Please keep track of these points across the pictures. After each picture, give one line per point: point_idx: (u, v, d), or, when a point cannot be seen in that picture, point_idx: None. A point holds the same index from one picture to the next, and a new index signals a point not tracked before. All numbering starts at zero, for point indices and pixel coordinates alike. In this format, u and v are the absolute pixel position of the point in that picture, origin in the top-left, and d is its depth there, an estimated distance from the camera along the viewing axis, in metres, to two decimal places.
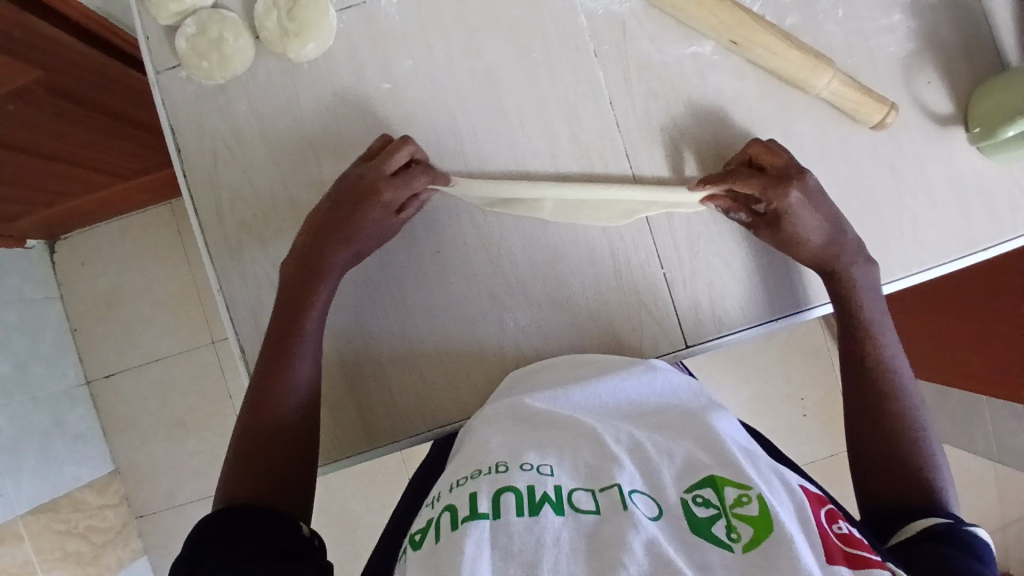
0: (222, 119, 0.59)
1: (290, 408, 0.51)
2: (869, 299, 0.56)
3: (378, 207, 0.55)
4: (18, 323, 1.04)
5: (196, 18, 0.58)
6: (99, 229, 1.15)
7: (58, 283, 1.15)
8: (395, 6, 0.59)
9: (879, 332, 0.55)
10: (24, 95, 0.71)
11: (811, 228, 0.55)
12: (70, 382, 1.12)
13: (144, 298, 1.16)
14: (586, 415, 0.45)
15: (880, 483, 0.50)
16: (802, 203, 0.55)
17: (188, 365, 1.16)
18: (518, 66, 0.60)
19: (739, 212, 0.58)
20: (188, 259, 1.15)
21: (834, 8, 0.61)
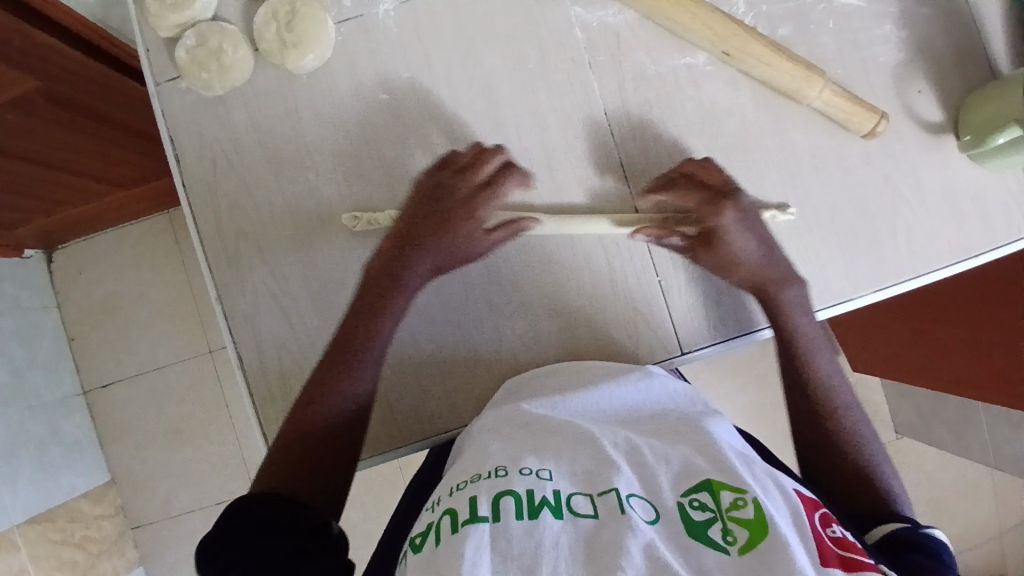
0: (220, 130, 0.60)
1: (345, 399, 0.51)
2: (807, 316, 0.57)
3: (473, 219, 0.57)
4: (14, 331, 1.04)
5: (196, 30, 0.58)
6: (95, 238, 1.15)
7: (55, 291, 1.15)
8: (394, 17, 0.60)
9: (815, 350, 0.56)
10: (20, 103, 0.71)
11: (742, 246, 0.58)
12: (67, 392, 1.12)
13: (141, 307, 1.16)
14: (579, 420, 0.45)
15: (834, 494, 0.51)
16: (734, 222, 0.58)
17: (183, 375, 1.16)
18: (515, 76, 0.60)
19: (671, 238, 0.59)
20: (184, 268, 1.15)
21: (826, 19, 0.62)
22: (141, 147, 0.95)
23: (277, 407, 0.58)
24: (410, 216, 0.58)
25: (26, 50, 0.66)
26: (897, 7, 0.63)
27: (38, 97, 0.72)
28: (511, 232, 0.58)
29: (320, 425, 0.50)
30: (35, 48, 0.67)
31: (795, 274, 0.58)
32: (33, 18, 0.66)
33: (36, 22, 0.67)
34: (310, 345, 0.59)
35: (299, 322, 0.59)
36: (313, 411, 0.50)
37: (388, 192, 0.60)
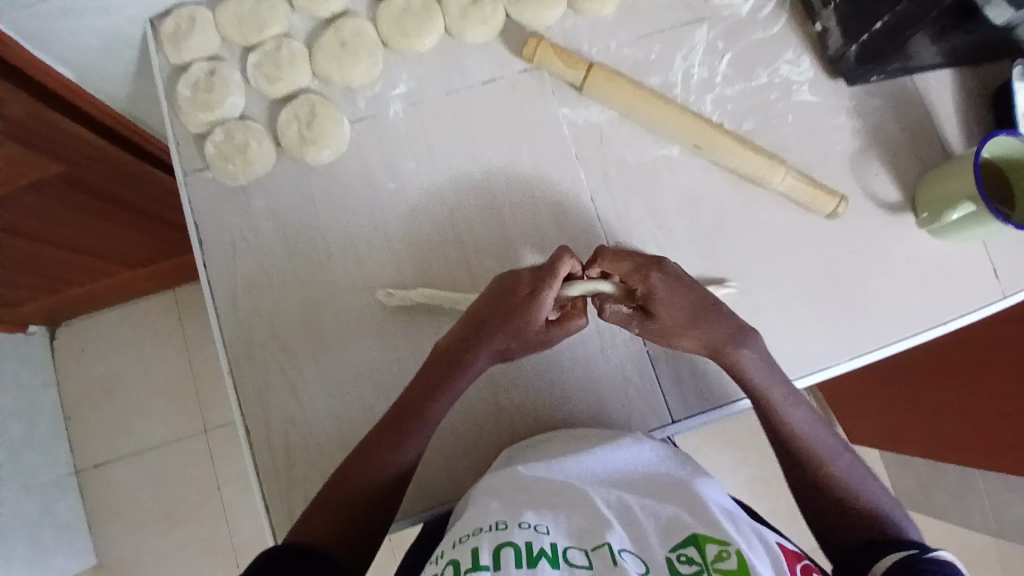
0: (240, 215, 0.65)
1: (387, 468, 0.53)
2: (766, 369, 0.57)
3: (535, 311, 0.56)
4: (14, 409, 1.05)
5: (224, 127, 0.65)
6: (99, 315, 1.20)
7: (56, 367, 1.18)
8: (402, 117, 0.67)
9: (789, 400, 0.57)
10: (42, 185, 0.76)
11: (676, 310, 0.57)
12: (61, 471, 1.12)
13: (140, 383, 1.19)
14: (573, 479, 0.47)
15: (832, 537, 0.52)
16: (660, 287, 0.57)
17: (179, 452, 1.17)
18: (509, 166, 0.67)
19: (618, 306, 0.59)
20: (187, 345, 1.20)
21: (785, 114, 0.70)
22: (157, 229, 1.01)
23: (280, 479, 0.60)
24: (484, 298, 0.57)
25: (52, 137, 0.72)
26: (849, 101, 0.71)
27: (59, 180, 0.77)
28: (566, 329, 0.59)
29: (364, 492, 0.52)
30: (61, 135, 0.73)
31: (748, 331, 0.58)
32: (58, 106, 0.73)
33: (60, 109, 0.73)
34: (315, 416, 0.61)
35: (305, 393, 0.61)
36: (364, 478, 0.52)
37: (393, 270, 0.64)
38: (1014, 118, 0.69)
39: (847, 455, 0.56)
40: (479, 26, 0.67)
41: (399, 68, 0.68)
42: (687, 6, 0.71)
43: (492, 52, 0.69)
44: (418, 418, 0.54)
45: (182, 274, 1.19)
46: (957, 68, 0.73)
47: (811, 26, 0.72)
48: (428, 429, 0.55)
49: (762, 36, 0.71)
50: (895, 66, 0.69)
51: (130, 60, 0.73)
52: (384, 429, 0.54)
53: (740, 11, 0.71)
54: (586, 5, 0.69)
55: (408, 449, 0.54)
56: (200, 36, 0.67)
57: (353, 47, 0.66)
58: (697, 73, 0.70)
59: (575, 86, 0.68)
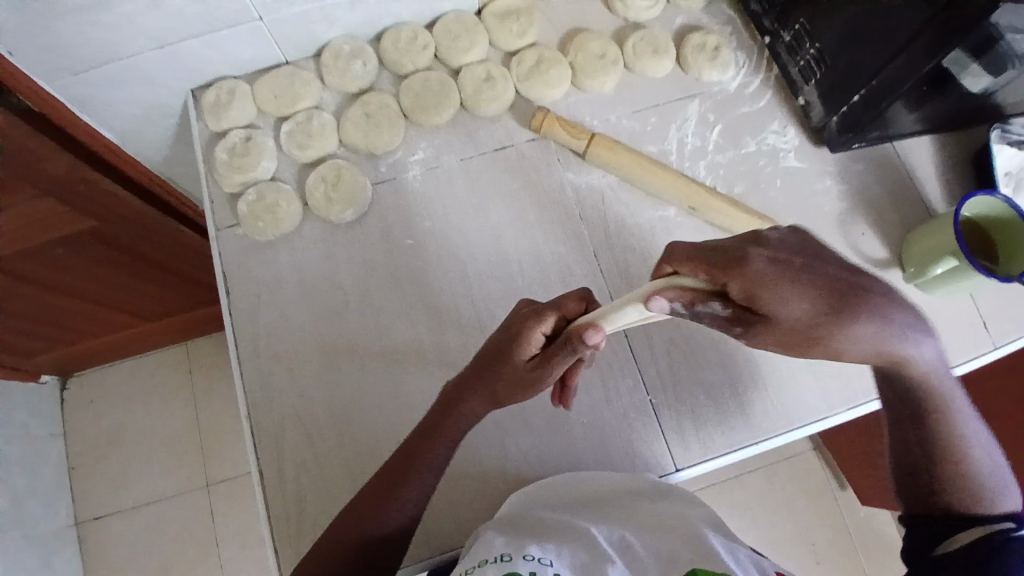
0: (266, 268, 0.70)
1: (388, 519, 0.54)
2: (925, 346, 0.52)
3: (523, 342, 0.53)
4: (21, 457, 1.10)
5: (257, 188, 0.71)
6: (110, 369, 1.29)
7: (64, 420, 1.25)
8: (420, 180, 0.73)
9: (946, 384, 0.55)
10: (73, 240, 0.81)
11: (794, 305, 0.46)
12: (62, 522, 1.17)
13: (146, 438, 1.26)
14: (574, 517, 0.49)
15: (922, 497, 0.58)
16: (764, 272, 0.45)
17: (178, 508, 1.22)
18: (518, 224, 0.72)
19: (713, 305, 0.46)
20: (193, 401, 1.28)
21: (774, 179, 0.75)
22: (181, 285, 1.07)
23: (291, 523, 0.61)
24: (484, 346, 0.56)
25: (90, 196, 0.77)
26: (834, 166, 0.76)
27: (89, 236, 0.82)
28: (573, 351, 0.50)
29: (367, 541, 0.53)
30: (101, 196, 0.78)
31: (898, 321, 0.49)
32: (105, 169, 0.79)
33: (106, 172, 0.79)
34: (328, 460, 0.63)
35: (320, 438, 0.64)
36: (363, 531, 0.53)
37: (407, 320, 0.68)
38: (993, 180, 0.74)
39: (977, 426, 0.58)
40: (490, 101, 0.74)
41: (418, 137, 0.74)
42: (680, 83, 0.78)
43: (502, 124, 0.76)
44: (410, 480, 0.54)
45: (190, 327, 1.26)
46: (936, 136, 0.78)
47: (794, 100, 0.78)
48: (416, 496, 0.54)
49: (750, 109, 0.78)
50: (873, 134, 0.74)
51: (170, 125, 0.80)
52: (381, 486, 0.54)
53: (729, 88, 0.78)
54: (588, 83, 0.76)
55: (403, 510, 0.54)
56: (238, 106, 0.74)
57: (378, 119, 0.73)
58: (691, 142, 0.76)
59: (579, 153, 0.74)
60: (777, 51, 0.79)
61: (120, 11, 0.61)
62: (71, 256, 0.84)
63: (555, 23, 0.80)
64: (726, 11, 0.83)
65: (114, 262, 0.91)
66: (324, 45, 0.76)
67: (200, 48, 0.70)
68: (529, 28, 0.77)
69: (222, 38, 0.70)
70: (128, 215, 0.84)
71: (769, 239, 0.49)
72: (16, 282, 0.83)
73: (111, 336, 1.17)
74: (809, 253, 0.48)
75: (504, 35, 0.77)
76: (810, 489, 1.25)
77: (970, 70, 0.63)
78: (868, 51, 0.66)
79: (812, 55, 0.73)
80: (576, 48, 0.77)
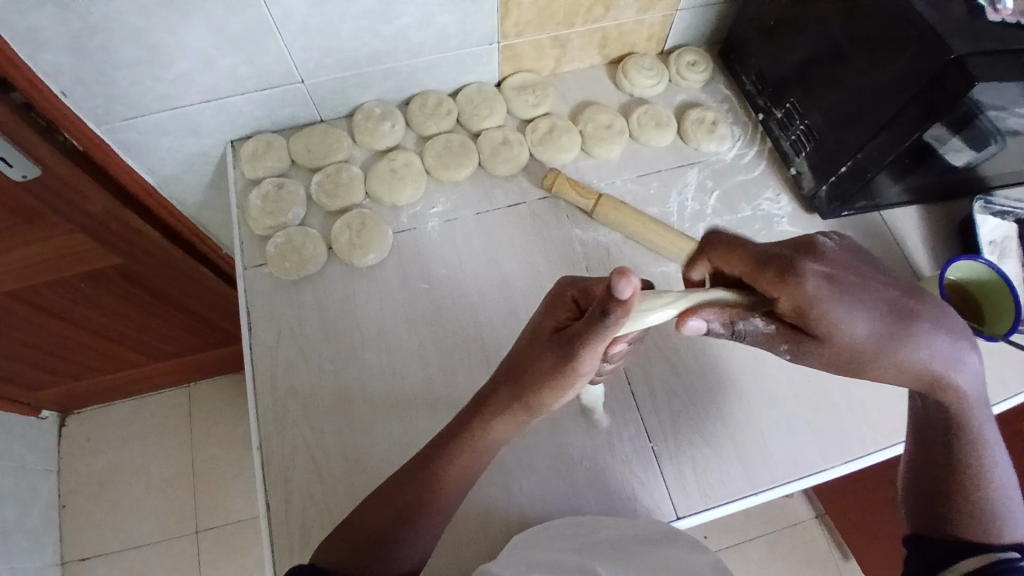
0: (289, 306, 0.74)
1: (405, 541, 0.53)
2: (972, 365, 0.54)
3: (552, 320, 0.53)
4: (14, 490, 1.11)
5: (286, 232, 0.77)
6: (115, 405, 1.31)
7: (59, 456, 1.26)
8: (438, 231, 0.78)
9: (979, 409, 0.56)
10: (100, 275, 0.86)
11: (852, 325, 0.49)
12: (46, 560, 1.15)
13: (141, 478, 1.26)
14: (580, 556, 0.52)
15: (938, 521, 0.59)
16: (823, 292, 0.48)
17: (166, 551, 1.21)
18: (529, 275, 0.77)
19: (751, 320, 0.52)
20: (193, 441, 1.30)
21: (768, 242, 0.80)
22: (197, 325, 1.11)
23: (293, 556, 0.62)
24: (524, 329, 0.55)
25: (123, 234, 0.82)
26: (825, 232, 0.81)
27: (115, 272, 0.87)
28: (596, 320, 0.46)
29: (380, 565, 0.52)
30: (132, 234, 0.83)
31: (957, 339, 0.52)
32: (142, 211, 0.84)
33: (143, 214, 0.84)
34: (334, 493, 0.65)
35: (328, 471, 0.66)
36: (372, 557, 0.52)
37: (420, 360, 0.71)
38: (976, 248, 0.79)
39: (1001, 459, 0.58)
40: (506, 162, 0.81)
41: (438, 192, 0.81)
42: (680, 153, 0.85)
43: (516, 183, 0.82)
44: (426, 496, 0.53)
45: (198, 368, 1.28)
46: (921, 207, 0.84)
47: (787, 170, 0.85)
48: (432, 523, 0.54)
49: (745, 178, 0.84)
50: (861, 203, 0.79)
51: (207, 172, 0.86)
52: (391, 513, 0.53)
53: (726, 158, 0.85)
54: (596, 149, 0.83)
55: (414, 544, 0.53)
56: (274, 157, 0.80)
57: (402, 173, 0.79)
58: (691, 206, 0.81)
59: (586, 211, 0.79)
60: (770, 127, 0.86)
61: (178, 68, 0.69)
62: (95, 289, 0.89)
63: (567, 96, 0.88)
64: (722, 91, 0.91)
65: (136, 299, 0.95)
66: (357, 107, 0.84)
67: (245, 104, 0.77)
68: (543, 99, 0.86)
69: (266, 97, 0.77)
70: (155, 254, 0.88)
71: (819, 245, 0.51)
72: (41, 313, 0.88)
73: (120, 372, 1.19)
74: (859, 268, 0.51)
75: (521, 106, 0.85)
76: (812, 560, 1.23)
77: (951, 145, 0.70)
78: (853, 127, 0.72)
79: (803, 130, 0.80)
80: (586, 119, 0.85)
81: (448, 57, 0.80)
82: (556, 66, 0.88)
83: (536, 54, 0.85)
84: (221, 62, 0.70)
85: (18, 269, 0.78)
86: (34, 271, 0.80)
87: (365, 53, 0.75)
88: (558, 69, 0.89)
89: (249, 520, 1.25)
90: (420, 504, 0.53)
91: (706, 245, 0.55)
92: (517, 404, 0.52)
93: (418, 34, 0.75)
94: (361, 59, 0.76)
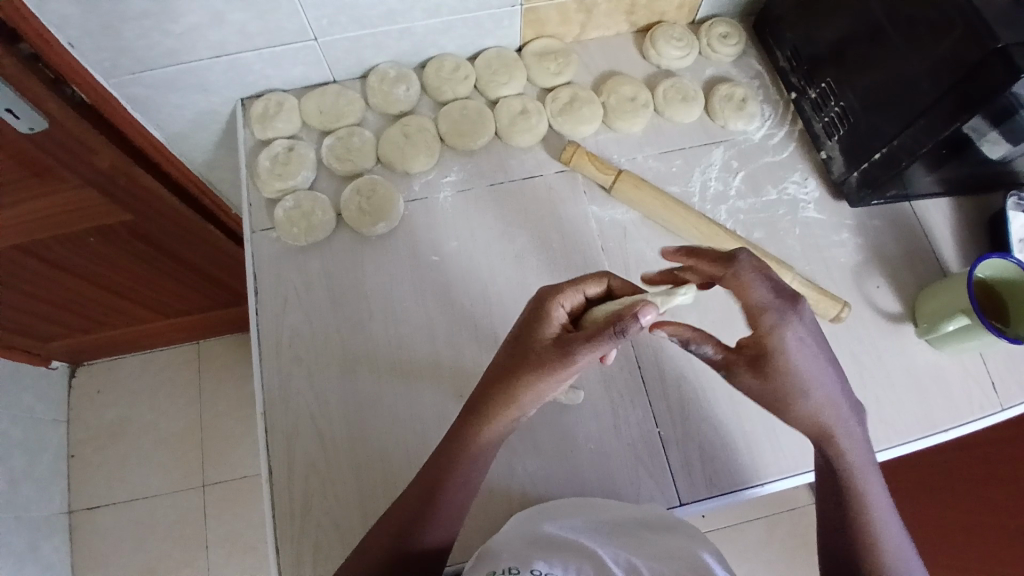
0: (296, 272, 0.72)
1: (434, 526, 0.54)
2: (847, 437, 0.55)
3: (546, 325, 0.52)
4: (23, 440, 1.12)
5: (294, 196, 0.75)
6: (124, 360, 1.32)
7: (68, 407, 1.28)
8: (450, 201, 0.76)
9: (866, 474, 0.55)
10: (107, 231, 0.85)
11: (800, 365, 0.53)
12: (54, 509, 1.18)
13: (148, 433, 1.28)
14: (584, 537, 0.51)
15: None
16: (797, 343, 0.52)
17: (172, 506, 1.23)
18: (541, 252, 0.75)
19: (706, 347, 0.54)
20: (200, 399, 1.31)
21: (792, 227, 0.77)
22: (204, 284, 1.10)
23: (294, 523, 0.62)
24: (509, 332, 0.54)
25: (131, 190, 0.80)
26: (851, 220, 0.78)
27: (123, 228, 0.85)
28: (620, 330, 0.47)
29: (415, 549, 0.53)
30: (140, 191, 0.81)
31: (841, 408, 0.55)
32: (150, 168, 0.82)
33: (150, 171, 0.82)
34: (337, 463, 0.64)
35: (331, 441, 0.65)
36: (392, 545, 0.53)
37: (428, 333, 0.70)
38: (1008, 245, 0.75)
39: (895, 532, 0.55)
40: (523, 132, 0.78)
41: (451, 160, 0.78)
42: (706, 130, 0.82)
43: (533, 155, 0.79)
44: (444, 471, 0.54)
45: (205, 327, 1.28)
46: (953, 198, 0.80)
47: (816, 153, 0.81)
48: (452, 516, 0.55)
49: (772, 160, 0.81)
50: (891, 192, 0.76)
51: (216, 130, 0.83)
52: (417, 493, 0.54)
53: (753, 138, 0.82)
54: (617, 123, 0.80)
55: (439, 530, 0.54)
56: (284, 119, 0.78)
57: (415, 140, 0.77)
58: (713, 186, 0.78)
59: (604, 188, 0.77)
60: (802, 107, 0.82)
61: (187, 22, 0.66)
62: (103, 245, 0.88)
63: (590, 66, 0.85)
64: (754, 66, 0.87)
65: (142, 256, 0.94)
66: (370, 68, 0.81)
67: (256, 61, 0.74)
68: (565, 68, 0.82)
69: (277, 54, 0.74)
70: (163, 211, 0.86)
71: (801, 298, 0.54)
72: (48, 267, 0.87)
73: (129, 327, 1.20)
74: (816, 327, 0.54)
75: (541, 74, 0.81)
76: (811, 545, 1.23)
77: (988, 138, 0.66)
78: (887, 113, 0.69)
79: (836, 112, 0.76)
80: (609, 90, 0.81)
81: (469, 19, 0.77)
82: (581, 32, 0.84)
83: (560, 19, 0.81)
84: (231, 17, 0.67)
85: (24, 223, 0.77)
86: (41, 226, 0.79)
87: (381, 12, 0.72)
88: (582, 36, 0.85)
89: (251, 479, 1.26)
90: (442, 478, 0.54)
91: (732, 258, 0.53)
92: (506, 399, 0.52)
93: None
94: (376, 17, 0.72)
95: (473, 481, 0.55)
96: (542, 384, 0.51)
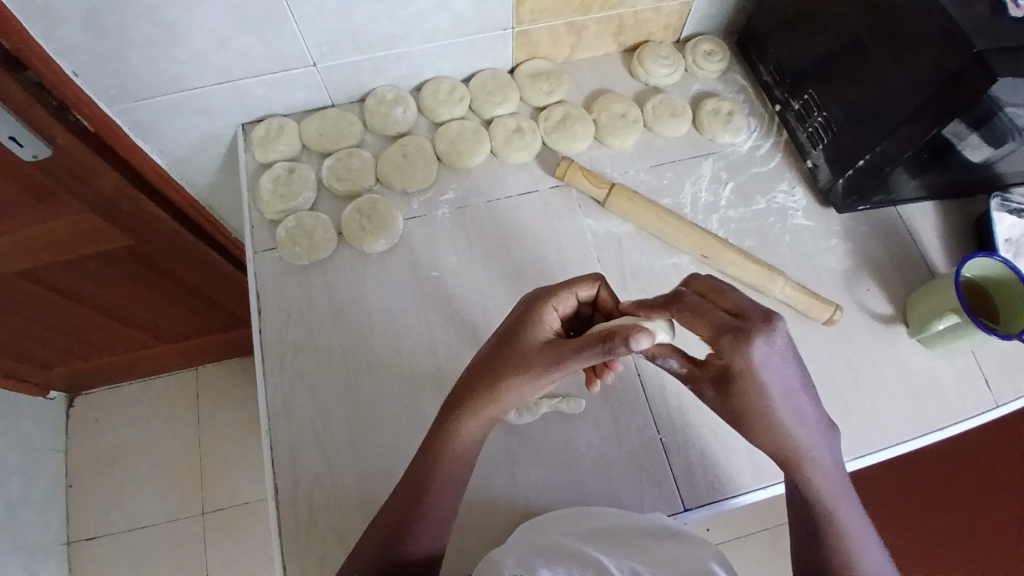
0: (299, 290, 0.74)
1: (422, 532, 0.54)
2: (803, 425, 0.54)
3: (540, 324, 0.53)
4: (20, 469, 1.12)
5: (296, 216, 0.76)
6: (124, 387, 1.32)
7: (66, 436, 1.28)
8: (448, 218, 0.78)
9: (816, 454, 0.55)
10: (109, 256, 0.86)
11: (759, 392, 0.51)
12: (53, 539, 1.17)
13: (147, 459, 1.27)
14: (587, 545, 0.52)
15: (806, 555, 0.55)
16: (761, 364, 0.49)
17: (172, 532, 1.22)
18: (538, 264, 0.76)
19: (670, 360, 0.56)
20: (200, 423, 1.31)
21: (782, 235, 0.79)
22: (206, 308, 1.11)
23: (299, 539, 0.62)
24: (496, 334, 0.55)
25: (133, 214, 0.82)
26: (840, 227, 0.80)
27: (124, 253, 0.87)
28: (606, 350, 0.46)
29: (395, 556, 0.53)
30: (141, 216, 0.82)
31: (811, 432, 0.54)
32: (152, 194, 0.84)
33: (153, 197, 0.84)
34: (342, 477, 0.65)
35: (336, 456, 0.66)
36: (382, 551, 0.54)
37: (429, 347, 0.71)
38: (995, 246, 0.77)
39: (882, 557, 0.55)
40: (519, 150, 0.80)
41: (448, 178, 0.80)
42: (695, 144, 0.84)
43: (529, 171, 0.81)
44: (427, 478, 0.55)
45: (205, 351, 1.29)
46: (937, 203, 0.82)
47: (803, 163, 0.84)
48: (444, 518, 0.56)
49: (761, 170, 0.83)
50: (877, 198, 0.78)
51: (218, 154, 0.85)
52: (402, 503, 0.55)
53: (741, 150, 0.84)
54: (609, 139, 0.82)
55: (426, 538, 0.55)
56: (286, 142, 0.80)
57: (413, 159, 0.79)
58: (704, 197, 0.81)
59: (599, 201, 0.79)
60: (787, 119, 0.85)
61: (191, 48, 0.68)
62: (104, 269, 0.89)
63: (582, 85, 0.87)
64: (739, 81, 0.89)
65: (144, 281, 0.95)
66: (369, 92, 0.83)
67: (257, 86, 0.77)
68: (557, 87, 0.85)
69: (279, 79, 0.77)
70: (165, 235, 0.88)
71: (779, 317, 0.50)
72: (49, 292, 0.88)
73: (128, 353, 1.20)
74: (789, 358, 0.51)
75: (534, 93, 0.84)
76: None
77: (969, 142, 0.68)
78: (870, 121, 0.71)
79: (820, 122, 0.79)
80: (600, 108, 0.84)
81: (463, 42, 0.79)
82: (572, 53, 0.87)
83: (551, 41, 0.84)
84: (234, 43, 0.69)
85: (27, 248, 0.79)
86: (43, 252, 0.80)
87: (380, 36, 0.74)
88: (573, 57, 0.88)
89: (256, 502, 1.26)
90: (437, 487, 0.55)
91: (676, 298, 0.52)
92: (494, 399, 0.52)
93: (433, 18, 0.74)
94: (374, 42, 0.75)
95: (454, 485, 0.56)
96: (529, 385, 0.51)
